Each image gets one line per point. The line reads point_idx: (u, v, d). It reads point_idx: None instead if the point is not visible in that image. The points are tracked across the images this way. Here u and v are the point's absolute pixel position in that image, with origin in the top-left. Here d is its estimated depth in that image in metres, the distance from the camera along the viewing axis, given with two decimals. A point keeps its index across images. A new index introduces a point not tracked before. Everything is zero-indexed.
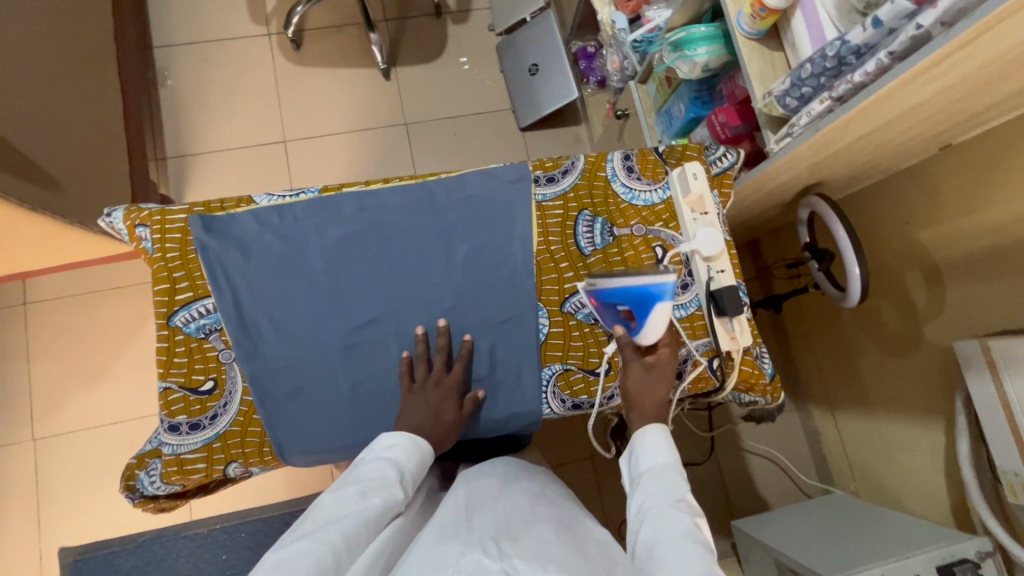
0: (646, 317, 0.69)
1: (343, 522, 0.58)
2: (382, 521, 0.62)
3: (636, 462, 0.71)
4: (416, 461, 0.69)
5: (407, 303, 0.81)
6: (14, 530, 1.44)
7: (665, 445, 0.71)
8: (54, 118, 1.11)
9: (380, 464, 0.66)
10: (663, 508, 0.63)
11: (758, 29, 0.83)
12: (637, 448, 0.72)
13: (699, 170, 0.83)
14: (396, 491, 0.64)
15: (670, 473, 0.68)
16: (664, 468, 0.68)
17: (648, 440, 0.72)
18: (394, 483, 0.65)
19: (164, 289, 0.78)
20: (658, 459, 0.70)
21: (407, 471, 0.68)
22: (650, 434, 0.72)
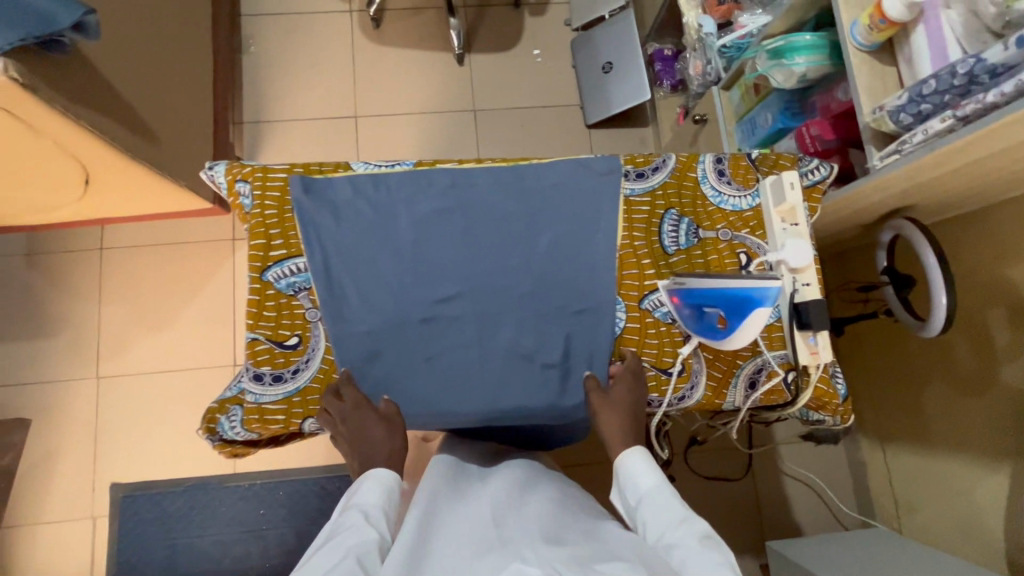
0: (741, 320, 0.68)
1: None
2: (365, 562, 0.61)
3: (626, 493, 0.72)
4: (383, 498, 0.70)
5: (486, 282, 0.81)
6: (71, 460, 1.51)
7: (646, 469, 0.72)
8: (161, 74, 1.17)
9: (349, 515, 0.67)
10: (669, 531, 0.64)
11: (873, 41, 0.82)
12: (624, 478, 0.73)
13: (796, 180, 0.80)
14: (370, 532, 0.65)
15: (663, 495, 0.69)
16: (655, 492, 0.69)
17: (631, 467, 0.72)
18: (363, 527, 0.65)
19: (260, 244, 0.80)
20: (648, 484, 0.70)
21: (376, 510, 0.68)
22: (632, 462, 0.72)
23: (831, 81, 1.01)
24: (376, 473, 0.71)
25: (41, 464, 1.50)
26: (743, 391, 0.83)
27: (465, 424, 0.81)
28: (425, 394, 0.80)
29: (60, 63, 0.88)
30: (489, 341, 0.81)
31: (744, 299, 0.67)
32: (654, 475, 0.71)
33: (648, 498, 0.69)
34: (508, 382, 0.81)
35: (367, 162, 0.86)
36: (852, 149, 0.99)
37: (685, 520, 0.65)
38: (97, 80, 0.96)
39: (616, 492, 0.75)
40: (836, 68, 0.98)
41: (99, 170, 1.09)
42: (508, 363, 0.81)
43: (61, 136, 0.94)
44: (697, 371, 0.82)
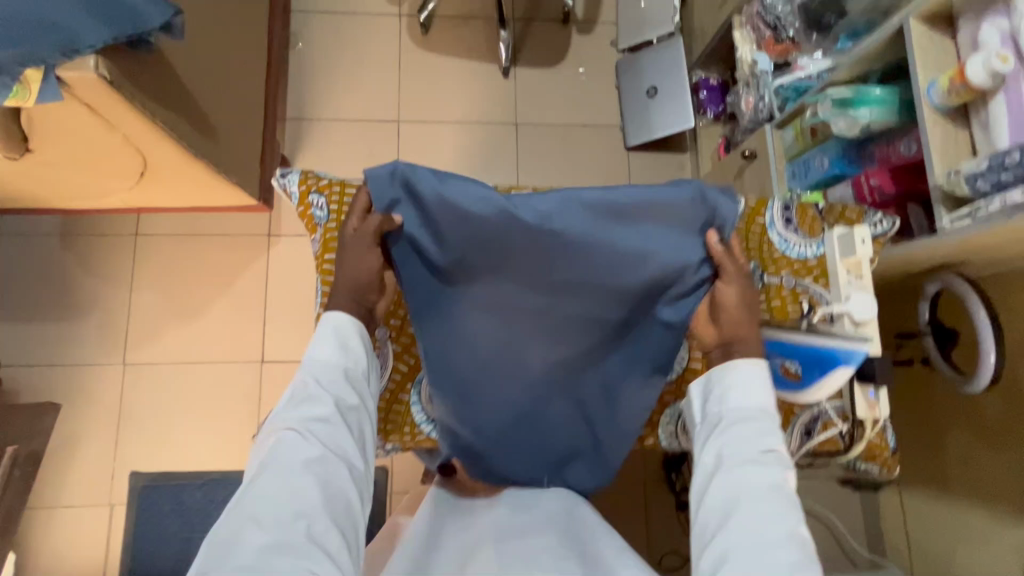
0: (824, 373, 0.77)
1: (289, 444, 0.72)
2: (320, 431, 0.73)
3: (724, 399, 0.76)
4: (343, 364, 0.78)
5: (602, 288, 0.78)
6: (93, 446, 1.51)
7: (756, 390, 0.75)
8: (222, 72, 1.17)
9: (307, 374, 0.77)
10: (755, 455, 0.71)
11: (949, 103, 0.84)
12: (733, 387, 0.76)
13: (867, 235, 0.82)
14: (324, 396, 0.75)
15: (764, 422, 0.73)
16: (758, 415, 0.74)
17: (747, 378, 0.76)
18: (321, 395, 0.75)
19: (336, 258, 0.84)
20: (750, 403, 0.75)
21: (332, 370, 0.77)
22: (751, 371, 0.75)
23: (893, 133, 1.03)
24: (327, 327, 0.79)
25: (62, 447, 1.50)
26: (799, 438, 0.85)
27: (516, 443, 0.91)
28: (494, 407, 0.87)
29: (143, 60, 0.88)
30: (569, 351, 0.83)
31: (829, 356, 0.76)
32: (754, 392, 0.75)
33: (743, 416, 0.74)
34: (568, 399, 0.88)
35: None
36: (910, 203, 1.01)
37: (769, 452, 0.71)
38: (171, 78, 0.96)
39: (703, 388, 0.80)
40: (900, 122, 1.00)
41: (158, 164, 1.09)
42: (572, 382, 0.86)
43: (133, 131, 0.95)
44: None
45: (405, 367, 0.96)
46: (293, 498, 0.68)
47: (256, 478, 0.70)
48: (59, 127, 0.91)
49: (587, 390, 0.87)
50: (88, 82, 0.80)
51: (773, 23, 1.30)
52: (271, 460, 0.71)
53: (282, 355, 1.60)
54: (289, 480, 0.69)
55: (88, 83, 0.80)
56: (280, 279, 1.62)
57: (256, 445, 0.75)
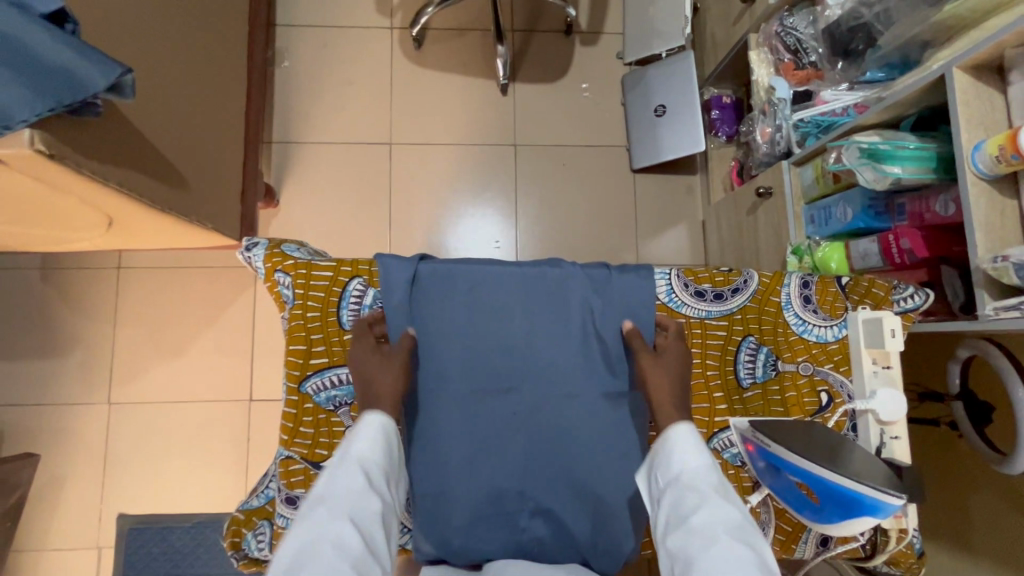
0: (844, 515, 0.61)
1: (322, 547, 0.53)
2: (361, 525, 0.56)
3: (660, 466, 0.63)
4: (383, 455, 0.63)
5: (583, 351, 0.77)
6: (78, 487, 1.47)
7: (693, 448, 0.62)
8: (189, 112, 1.08)
9: (345, 468, 0.59)
10: (709, 512, 0.56)
11: (996, 172, 0.73)
12: (662, 454, 0.63)
13: (897, 326, 0.71)
14: (373, 498, 0.58)
15: (708, 478, 0.60)
16: (692, 474, 0.60)
17: (676, 443, 0.63)
18: (365, 490, 0.58)
19: (299, 350, 0.75)
20: (692, 464, 0.61)
21: (377, 467, 0.61)
22: (680, 437, 0.62)
23: (927, 188, 0.92)
24: (377, 423, 0.63)
25: (48, 489, 1.46)
26: (814, 546, 0.75)
27: (495, 541, 0.75)
28: (476, 493, 0.75)
29: (93, 123, 0.80)
30: (575, 429, 0.77)
31: (852, 500, 0.60)
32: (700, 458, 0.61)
33: (686, 480, 0.60)
34: (563, 489, 0.76)
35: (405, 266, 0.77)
36: (943, 265, 0.90)
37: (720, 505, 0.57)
38: (128, 135, 0.89)
39: (644, 469, 0.66)
40: (936, 179, 0.89)
41: (122, 219, 1.02)
42: (570, 466, 0.76)
43: (86, 194, 0.87)
44: (765, 523, 0.75)
45: None
46: None
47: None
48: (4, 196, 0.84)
49: (584, 480, 0.76)
50: (25, 158, 0.72)
51: (795, 46, 1.18)
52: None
53: (270, 394, 1.54)
54: None
55: (26, 159, 0.72)
56: (266, 314, 1.55)
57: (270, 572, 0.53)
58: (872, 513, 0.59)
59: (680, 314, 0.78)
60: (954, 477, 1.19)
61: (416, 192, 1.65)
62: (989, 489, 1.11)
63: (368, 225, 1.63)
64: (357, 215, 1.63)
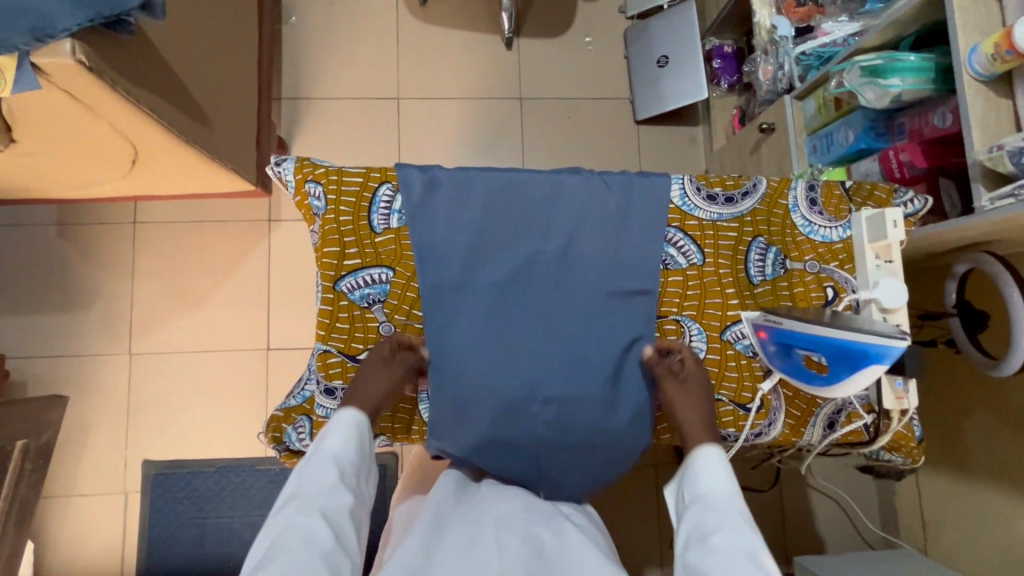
0: (850, 371, 0.65)
1: (290, 539, 0.62)
2: (329, 518, 0.64)
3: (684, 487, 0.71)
4: (354, 451, 0.71)
5: (602, 251, 0.81)
6: (103, 435, 1.51)
7: (712, 469, 0.69)
8: (208, 51, 1.10)
9: (323, 464, 0.68)
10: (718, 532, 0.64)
11: (992, 71, 0.77)
12: (689, 474, 0.70)
13: (899, 217, 0.76)
14: (341, 493, 0.67)
15: (726, 501, 0.66)
16: (719, 496, 0.67)
17: (703, 467, 0.70)
18: (333, 485, 0.67)
19: (334, 252, 0.79)
20: (709, 482, 0.68)
21: (348, 462, 0.70)
22: (705, 461, 0.70)
23: (926, 103, 0.96)
24: (344, 418, 0.72)
25: (73, 437, 1.50)
26: (821, 431, 0.81)
27: (519, 426, 0.80)
28: (503, 383, 0.80)
29: (125, 43, 0.83)
30: (595, 324, 0.81)
31: (857, 352, 0.64)
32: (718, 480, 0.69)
33: (704, 499, 0.67)
34: (588, 378, 0.81)
35: (415, 174, 0.80)
36: (941, 178, 0.95)
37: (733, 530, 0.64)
38: (156, 61, 0.91)
39: (674, 484, 0.74)
40: (934, 92, 0.93)
41: (148, 153, 1.05)
42: (590, 357, 0.81)
43: (118, 118, 0.90)
44: (776, 408, 0.80)
45: (411, 365, 0.82)
46: None
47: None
48: (40, 117, 0.87)
49: (605, 369, 0.81)
50: (65, 69, 0.75)
51: None
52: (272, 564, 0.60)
53: (287, 342, 1.58)
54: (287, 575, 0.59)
55: (65, 70, 0.75)
56: (281, 265, 1.58)
57: (253, 547, 0.64)
58: (877, 360, 0.63)
59: (692, 216, 0.82)
60: (952, 397, 1.25)
61: (425, 145, 1.68)
62: (985, 403, 1.16)
63: None
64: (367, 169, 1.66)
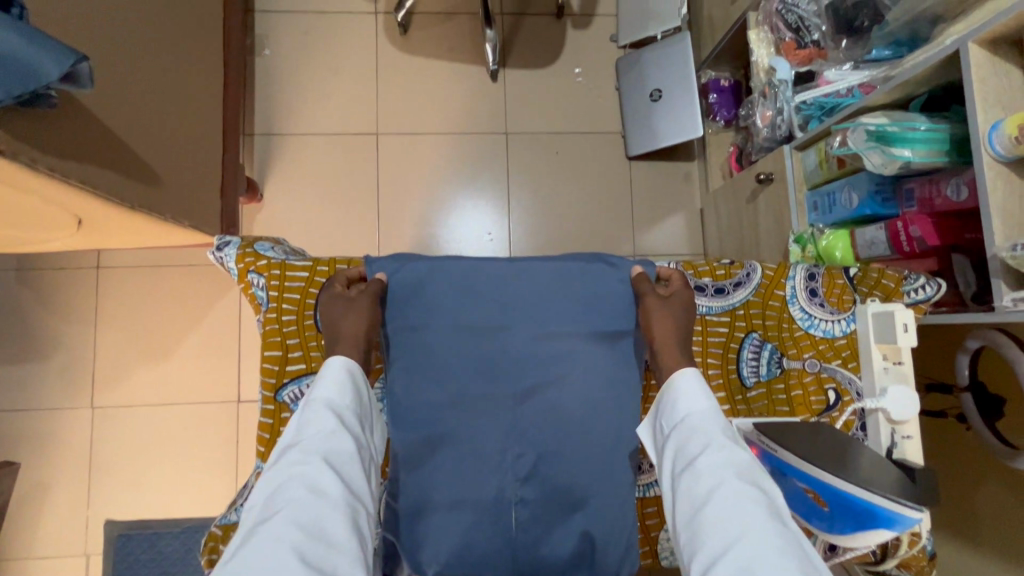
0: (854, 529, 0.59)
1: (290, 486, 0.54)
2: (331, 459, 0.56)
3: (665, 417, 0.63)
4: (350, 393, 0.62)
5: (580, 354, 0.72)
6: (63, 494, 1.44)
7: (695, 392, 0.61)
8: (161, 103, 1.02)
9: (314, 411, 0.59)
10: (708, 460, 0.55)
11: (1016, 154, 0.68)
12: (666, 398, 0.63)
13: (910, 320, 0.67)
14: (342, 435, 0.59)
15: (709, 421, 0.59)
16: (700, 418, 0.60)
17: (678, 387, 0.62)
18: (332, 426, 0.59)
19: (275, 356, 0.70)
20: (695, 408, 0.61)
21: (344, 404, 0.61)
22: (681, 382, 0.62)
23: (938, 171, 0.87)
24: (337, 364, 0.63)
25: (31, 496, 1.42)
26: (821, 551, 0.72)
27: (487, 549, 0.69)
28: (470, 505, 0.69)
29: (48, 115, 0.75)
30: (570, 436, 0.71)
31: (867, 511, 0.56)
32: (706, 406, 0.61)
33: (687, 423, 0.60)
34: (560, 490, 0.70)
35: (379, 263, 0.72)
36: (954, 253, 0.86)
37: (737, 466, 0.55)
38: (90, 128, 0.83)
39: (648, 415, 0.66)
40: (948, 162, 0.85)
41: (92, 218, 0.97)
42: (562, 464, 0.71)
43: (47, 192, 0.82)
44: None
45: None
46: (309, 554, 0.50)
47: (252, 540, 0.50)
48: None
49: (584, 491, 0.70)
50: None
51: (796, 24, 1.12)
52: (277, 512, 0.52)
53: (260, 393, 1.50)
54: (292, 521, 0.51)
55: None
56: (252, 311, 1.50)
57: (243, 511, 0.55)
58: (888, 525, 0.56)
59: None
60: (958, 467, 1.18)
61: (404, 184, 1.60)
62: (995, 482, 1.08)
63: (356, 219, 1.58)
64: (343, 209, 1.58)
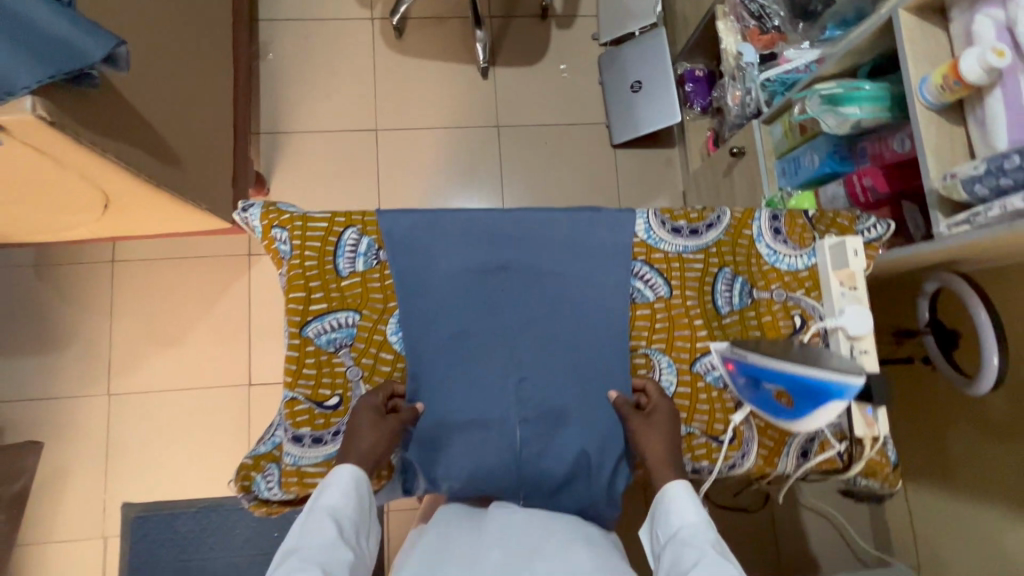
0: (812, 408, 0.65)
1: None
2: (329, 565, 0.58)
3: (659, 529, 0.67)
4: (354, 505, 0.66)
5: (573, 291, 0.80)
6: (82, 478, 1.49)
7: (689, 505, 0.65)
8: (181, 93, 1.11)
9: (320, 520, 0.62)
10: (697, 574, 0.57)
11: (943, 100, 0.79)
12: (659, 510, 0.67)
13: (860, 245, 0.77)
14: (342, 547, 0.61)
15: (699, 536, 0.62)
16: (689, 530, 0.63)
17: (672, 498, 0.66)
18: (334, 537, 0.61)
19: (299, 297, 0.77)
20: (689, 520, 0.64)
21: (347, 517, 0.65)
22: (673, 495, 0.66)
23: (886, 128, 0.97)
24: (344, 474, 0.67)
25: (50, 481, 1.47)
26: (794, 459, 0.80)
27: (493, 463, 0.77)
28: (478, 427, 0.78)
29: (89, 93, 0.83)
30: (566, 363, 0.80)
31: (818, 389, 0.64)
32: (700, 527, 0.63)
33: (682, 535, 0.63)
34: (560, 409, 0.79)
35: (386, 217, 0.79)
36: (905, 201, 0.96)
37: None
38: (123, 109, 0.92)
39: (647, 525, 0.70)
40: (892, 118, 0.95)
41: (119, 198, 1.05)
42: (561, 387, 0.79)
43: (84, 167, 0.90)
44: (749, 439, 0.79)
45: None
46: None
47: None
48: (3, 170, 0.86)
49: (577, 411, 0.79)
50: (25, 124, 0.75)
51: (758, 12, 1.24)
52: None
53: (271, 375, 1.57)
54: None
55: (28, 125, 0.75)
56: (263, 298, 1.58)
57: None
58: (837, 397, 0.63)
59: (658, 249, 0.82)
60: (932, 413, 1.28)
61: (403, 175, 1.69)
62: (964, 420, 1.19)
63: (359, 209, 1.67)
64: (346, 200, 1.67)
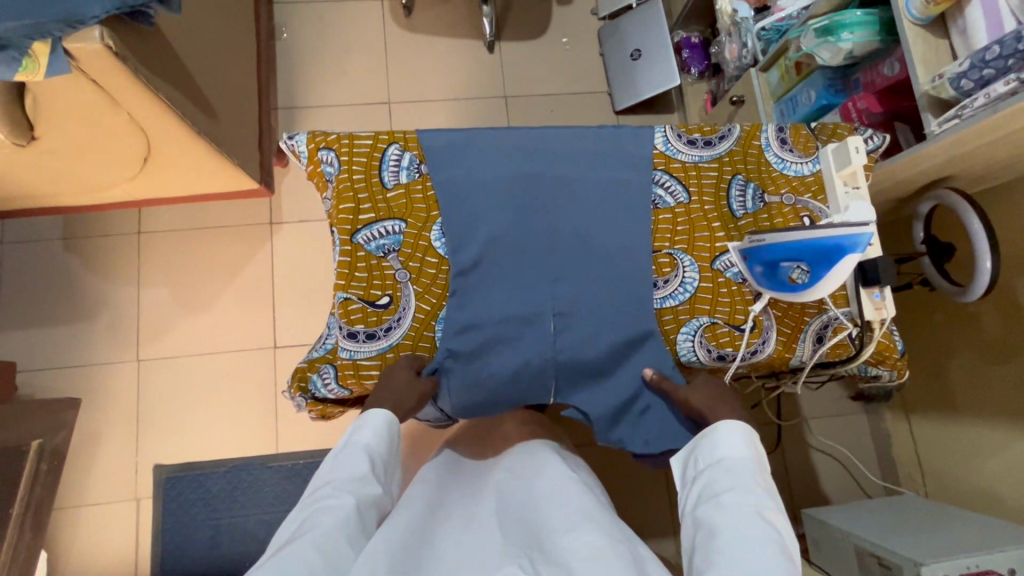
0: (829, 266, 0.74)
1: (330, 514, 0.66)
2: (362, 502, 0.70)
3: (700, 455, 0.74)
4: (386, 445, 0.76)
5: (600, 197, 0.87)
6: (113, 442, 1.52)
7: (737, 442, 0.72)
8: (216, 52, 1.18)
9: (355, 455, 0.73)
10: (728, 497, 0.65)
11: (927, 14, 0.87)
12: (707, 441, 0.74)
13: (861, 144, 0.84)
14: (370, 481, 0.72)
15: (740, 468, 0.69)
16: (731, 460, 0.71)
17: (723, 433, 0.73)
18: (366, 474, 0.72)
19: (350, 208, 0.85)
20: (734, 453, 0.71)
21: (378, 453, 0.75)
22: (724, 430, 0.73)
23: (876, 57, 1.06)
24: (378, 417, 0.76)
25: (83, 446, 1.51)
26: (811, 345, 0.87)
27: (532, 352, 0.83)
28: (517, 324, 0.83)
29: (143, 33, 0.90)
30: (596, 264, 0.85)
31: (833, 247, 0.73)
32: (742, 460, 0.71)
33: (725, 464, 0.70)
34: (593, 304, 0.84)
35: (426, 135, 0.87)
36: (897, 122, 1.05)
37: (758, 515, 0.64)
38: (169, 55, 0.98)
39: (683, 454, 0.77)
40: (882, 44, 1.03)
41: (160, 148, 1.11)
42: (590, 285, 0.85)
43: (135, 108, 0.96)
44: (768, 326, 0.86)
45: (429, 306, 0.84)
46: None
47: (286, 548, 0.62)
48: (62, 108, 0.93)
49: (608, 307, 0.85)
50: (93, 54, 0.82)
51: None
52: (307, 533, 0.64)
53: (296, 338, 1.61)
54: (320, 545, 0.62)
55: (94, 56, 0.81)
56: (286, 264, 1.63)
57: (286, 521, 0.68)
58: (851, 250, 0.72)
59: (676, 159, 0.90)
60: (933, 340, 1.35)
61: None
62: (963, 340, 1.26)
63: None
64: None
